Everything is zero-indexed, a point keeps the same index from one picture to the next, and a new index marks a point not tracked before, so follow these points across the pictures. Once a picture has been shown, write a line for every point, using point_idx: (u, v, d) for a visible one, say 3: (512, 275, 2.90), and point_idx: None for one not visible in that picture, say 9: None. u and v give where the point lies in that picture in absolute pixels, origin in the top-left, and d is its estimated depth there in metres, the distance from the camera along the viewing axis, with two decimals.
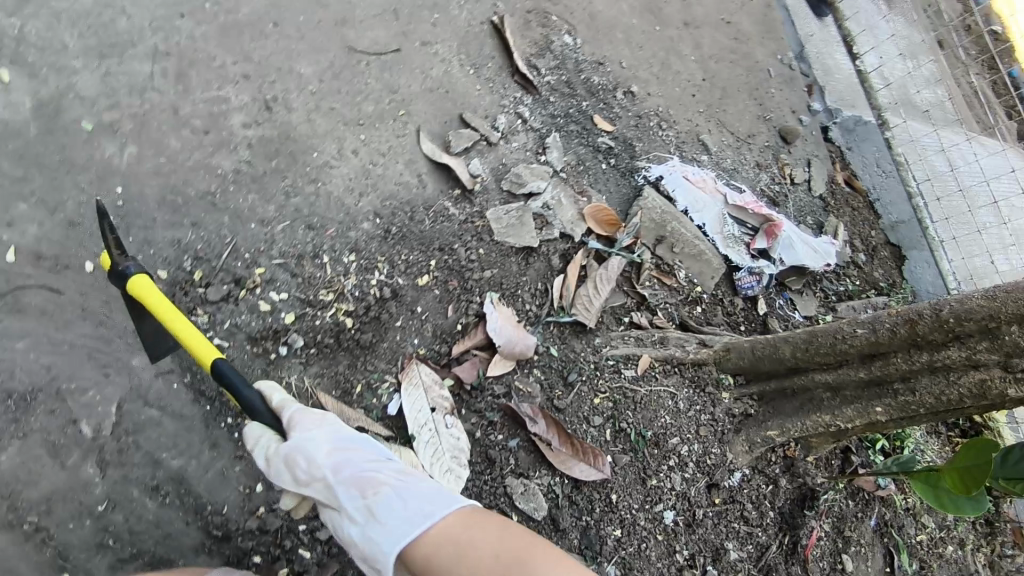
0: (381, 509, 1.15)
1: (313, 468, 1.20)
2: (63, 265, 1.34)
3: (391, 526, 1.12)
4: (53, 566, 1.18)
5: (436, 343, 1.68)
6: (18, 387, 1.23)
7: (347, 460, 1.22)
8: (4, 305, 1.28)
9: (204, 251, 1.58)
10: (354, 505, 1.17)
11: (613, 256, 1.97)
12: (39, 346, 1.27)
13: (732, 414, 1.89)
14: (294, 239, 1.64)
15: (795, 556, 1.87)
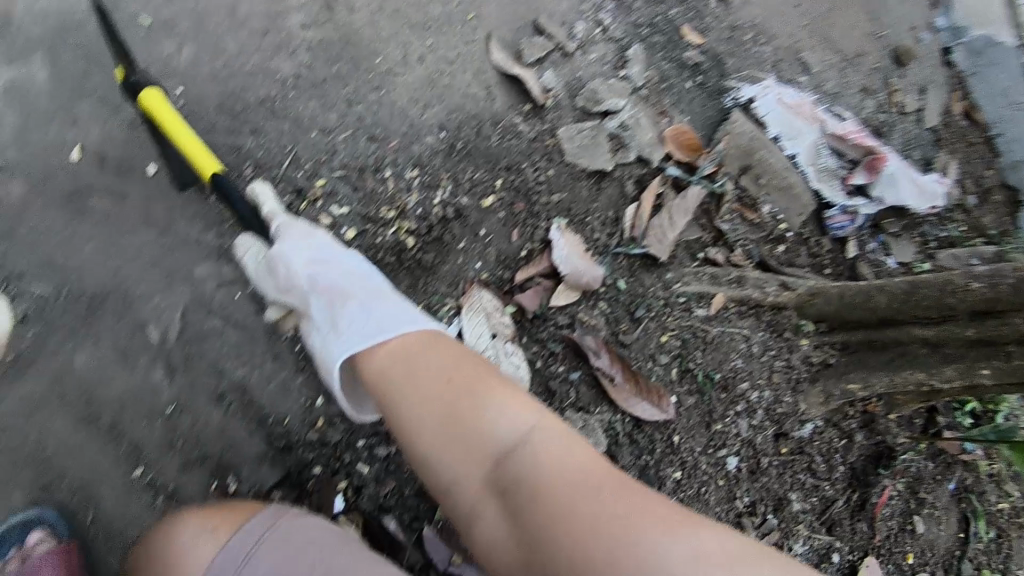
0: (344, 321, 1.16)
1: (293, 273, 1.22)
2: (126, 168, 1.31)
3: (349, 335, 1.14)
4: (128, 461, 1.20)
5: (499, 269, 1.60)
6: (87, 288, 1.24)
7: (326, 275, 1.23)
8: (70, 206, 1.27)
9: (264, 160, 1.52)
10: (319, 312, 1.20)
11: (692, 184, 1.83)
12: (106, 249, 1.27)
13: (810, 363, 1.77)
14: (355, 151, 1.57)
15: (862, 513, 1.78)
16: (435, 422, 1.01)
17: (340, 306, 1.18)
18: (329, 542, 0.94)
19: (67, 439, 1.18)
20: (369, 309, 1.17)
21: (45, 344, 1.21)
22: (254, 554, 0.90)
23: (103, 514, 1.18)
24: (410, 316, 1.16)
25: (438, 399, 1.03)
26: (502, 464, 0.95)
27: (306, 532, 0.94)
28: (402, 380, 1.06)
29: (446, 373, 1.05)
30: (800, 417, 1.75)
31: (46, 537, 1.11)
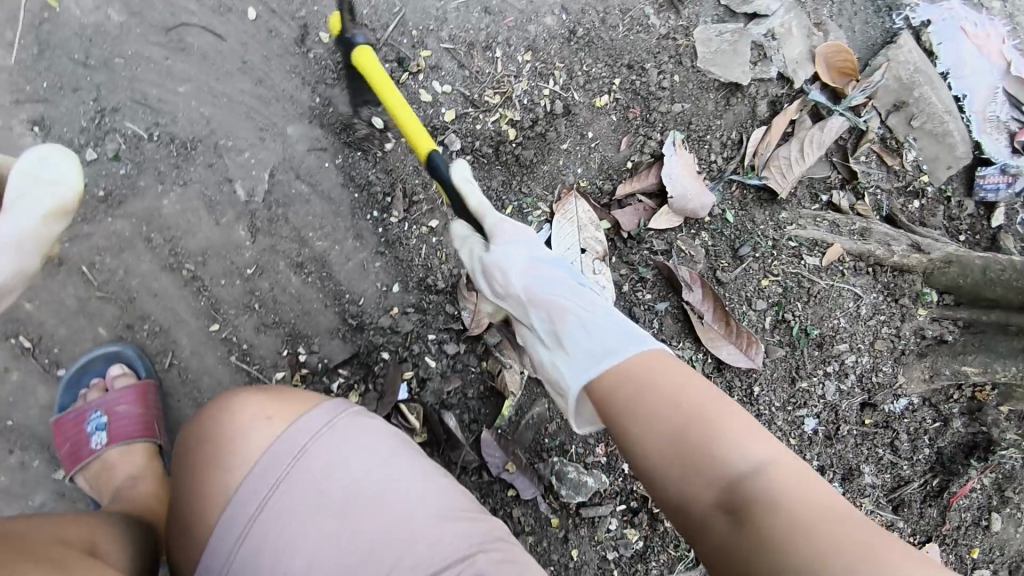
0: (567, 340, 0.98)
1: (509, 283, 1.09)
2: (226, 8, 1.22)
3: (579, 360, 0.95)
4: (206, 314, 1.18)
5: (600, 178, 1.46)
6: (179, 133, 1.19)
7: (546, 283, 1.07)
8: (168, 42, 1.20)
9: (370, 19, 1.39)
10: (543, 328, 1.04)
11: (834, 114, 1.60)
12: (201, 94, 1.21)
13: (920, 335, 1.59)
14: (467, 23, 1.42)
15: (937, 500, 1.61)
16: (659, 444, 0.80)
17: (560, 322, 1.01)
18: (387, 446, 0.85)
19: (152, 282, 1.17)
20: (589, 325, 0.98)
21: (135, 184, 1.18)
22: (310, 447, 0.81)
23: (180, 360, 1.18)
24: (634, 336, 0.94)
25: (661, 416, 0.81)
26: (739, 497, 0.73)
27: (366, 433, 0.85)
28: (624, 396, 0.85)
29: (671, 390, 0.83)
30: (895, 390, 1.58)
31: (126, 372, 1.12)
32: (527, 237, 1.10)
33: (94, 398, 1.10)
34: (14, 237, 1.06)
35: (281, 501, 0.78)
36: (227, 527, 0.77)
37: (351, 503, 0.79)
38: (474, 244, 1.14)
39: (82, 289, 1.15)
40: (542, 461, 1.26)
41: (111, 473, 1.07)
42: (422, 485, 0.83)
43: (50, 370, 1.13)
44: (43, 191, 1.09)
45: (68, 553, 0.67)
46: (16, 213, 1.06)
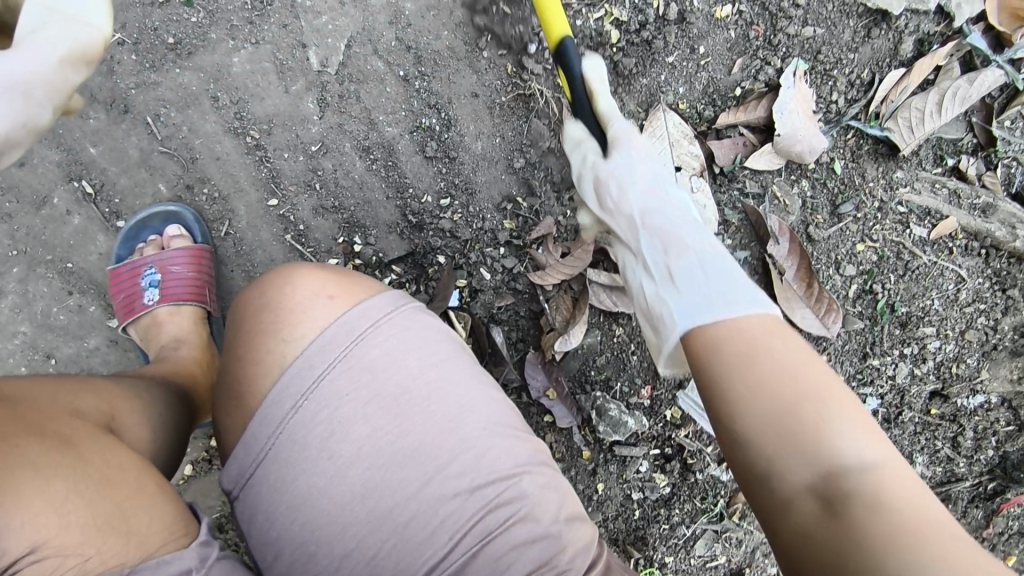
0: (678, 275, 0.86)
1: (625, 194, 1.00)
2: None
3: (697, 299, 0.81)
4: (265, 188, 1.11)
5: (701, 103, 1.29)
6: None
7: (664, 219, 0.95)
8: None
9: None
10: (653, 260, 0.92)
11: (991, 65, 1.37)
12: None
13: (1020, 333, 1.43)
14: None
15: (986, 503, 1.51)
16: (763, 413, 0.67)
17: (675, 258, 0.89)
18: (445, 346, 0.78)
19: (214, 145, 1.10)
20: (705, 266, 0.85)
21: (206, 36, 1.08)
22: (369, 334, 0.73)
23: (236, 231, 1.12)
24: (729, 275, 0.84)
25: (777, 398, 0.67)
26: (844, 492, 0.62)
27: (428, 331, 0.77)
28: (728, 356, 0.72)
29: (789, 358, 0.70)
30: (974, 384, 1.45)
31: (182, 234, 1.07)
32: (651, 155, 1.01)
33: (149, 254, 1.07)
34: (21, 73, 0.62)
35: (333, 386, 0.71)
36: (273, 405, 0.70)
37: (406, 400, 0.73)
38: (588, 150, 1.05)
39: (146, 140, 1.08)
40: (583, 394, 1.22)
41: (159, 329, 1.05)
42: (477, 394, 0.77)
43: (109, 220, 1.09)
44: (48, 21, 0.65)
45: (81, 427, 0.65)
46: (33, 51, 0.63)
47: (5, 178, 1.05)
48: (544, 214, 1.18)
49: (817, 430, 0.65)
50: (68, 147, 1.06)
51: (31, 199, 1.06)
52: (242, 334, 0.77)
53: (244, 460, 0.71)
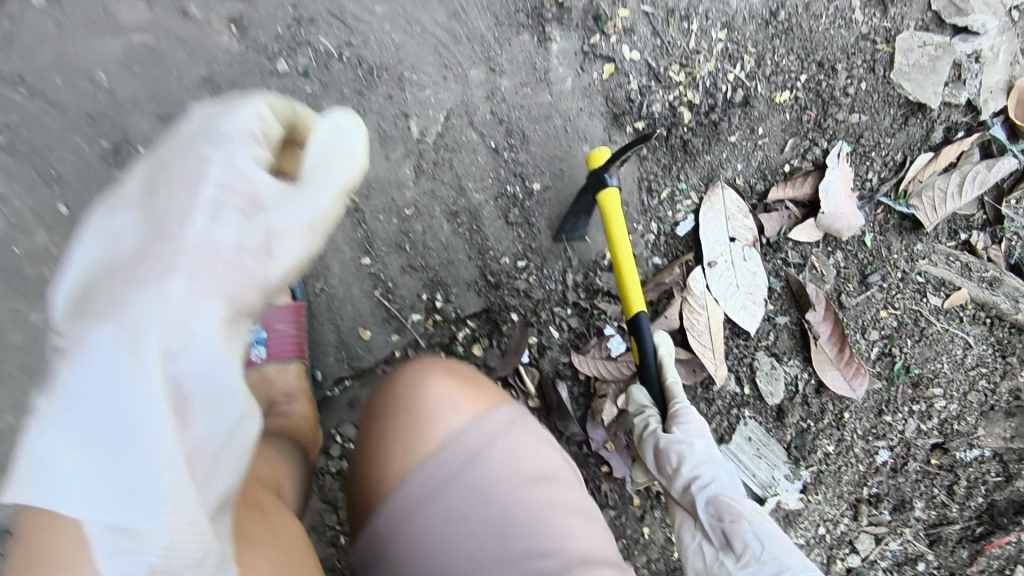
0: (741, 543, 1.08)
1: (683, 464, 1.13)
2: None
3: (764, 567, 1.06)
4: (360, 247, 1.16)
5: (755, 178, 1.37)
6: (368, 57, 1.09)
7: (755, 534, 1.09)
8: None
9: None
10: (710, 523, 1.11)
11: (1007, 153, 1.50)
12: (395, 18, 1.10)
13: (1014, 395, 1.60)
14: None
15: (972, 543, 1.67)
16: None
17: (733, 525, 1.09)
18: (562, 463, 0.85)
19: None
20: (766, 540, 1.09)
21: (317, 105, 1.09)
22: (494, 450, 0.79)
23: (329, 288, 1.16)
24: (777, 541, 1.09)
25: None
26: None
27: (547, 451, 0.83)
28: None
29: None
30: (971, 439, 1.62)
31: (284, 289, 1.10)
32: (707, 432, 1.16)
33: None
34: (310, 213, 0.60)
35: (455, 497, 0.76)
36: (399, 502, 0.76)
37: (518, 498, 0.78)
38: (650, 418, 1.18)
39: None
40: None
41: (266, 385, 1.06)
42: (583, 515, 0.83)
43: None
44: (326, 152, 0.62)
45: (267, 497, 0.74)
46: (319, 184, 0.60)
47: None
48: None
49: None
50: None
51: None
52: (375, 422, 0.83)
53: (366, 544, 0.77)
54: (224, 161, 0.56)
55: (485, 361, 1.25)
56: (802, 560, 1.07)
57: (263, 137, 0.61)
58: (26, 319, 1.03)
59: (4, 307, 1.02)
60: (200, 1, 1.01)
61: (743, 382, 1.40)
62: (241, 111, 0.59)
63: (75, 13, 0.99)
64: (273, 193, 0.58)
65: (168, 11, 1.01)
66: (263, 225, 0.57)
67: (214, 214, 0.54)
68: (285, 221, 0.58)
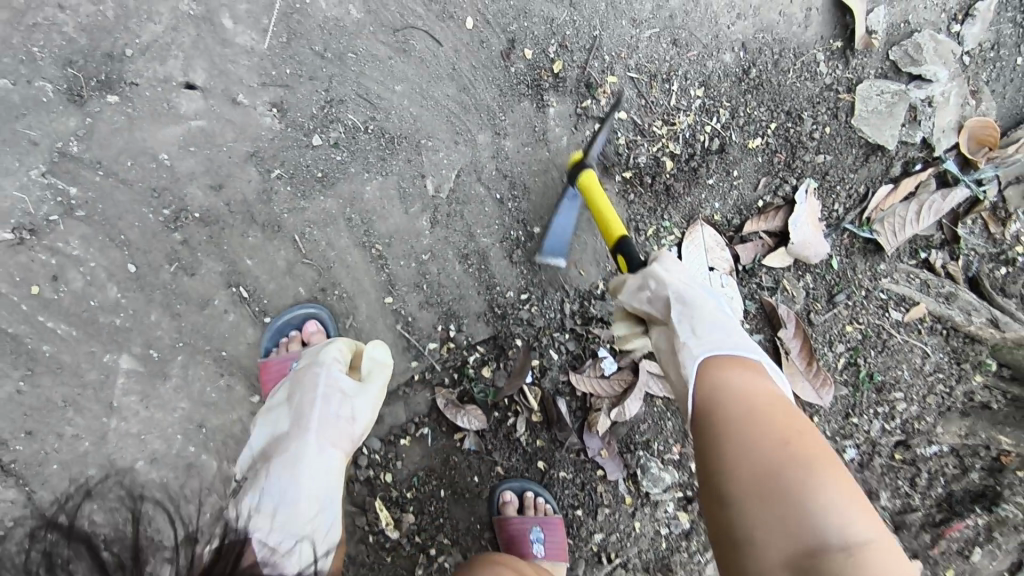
0: (705, 329, 1.13)
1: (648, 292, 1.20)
2: (448, 14, 1.30)
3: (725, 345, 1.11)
4: (383, 288, 1.32)
5: (731, 214, 1.55)
6: (391, 128, 1.28)
7: (714, 329, 1.13)
8: (393, 38, 1.27)
9: (571, 40, 1.38)
10: (679, 309, 1.15)
11: (960, 183, 1.67)
12: (413, 95, 1.29)
13: (969, 397, 1.78)
14: (656, 53, 1.44)
15: (934, 529, 1.81)
16: (741, 494, 0.92)
17: (699, 317, 1.14)
18: None
19: (346, 256, 1.28)
20: (725, 329, 1.14)
21: (347, 170, 1.26)
22: None
23: (357, 323, 1.33)
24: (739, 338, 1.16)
25: (752, 439, 0.95)
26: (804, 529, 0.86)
27: None
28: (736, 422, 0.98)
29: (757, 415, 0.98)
30: (930, 436, 1.79)
31: (320, 329, 1.26)
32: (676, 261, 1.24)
33: (293, 349, 1.23)
34: (374, 393, 1.20)
35: None
36: None
37: None
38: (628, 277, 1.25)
39: (292, 253, 1.26)
40: (629, 452, 1.49)
41: None
42: None
43: (258, 317, 1.26)
44: (379, 357, 1.23)
45: None
46: (376, 377, 1.21)
47: (177, 286, 1.21)
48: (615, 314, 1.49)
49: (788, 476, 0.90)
50: (229, 260, 1.23)
51: (194, 301, 1.22)
52: None
53: None
54: (324, 373, 1.16)
55: (493, 381, 1.42)
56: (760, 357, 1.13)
57: (340, 358, 1.21)
58: (101, 359, 1.19)
59: (83, 350, 1.18)
60: (247, 90, 1.21)
61: None
62: (328, 348, 1.20)
63: (143, 104, 1.17)
64: (352, 390, 1.18)
65: (220, 100, 1.20)
66: (350, 401, 1.17)
67: (326, 404, 1.15)
68: (357, 422, 1.17)
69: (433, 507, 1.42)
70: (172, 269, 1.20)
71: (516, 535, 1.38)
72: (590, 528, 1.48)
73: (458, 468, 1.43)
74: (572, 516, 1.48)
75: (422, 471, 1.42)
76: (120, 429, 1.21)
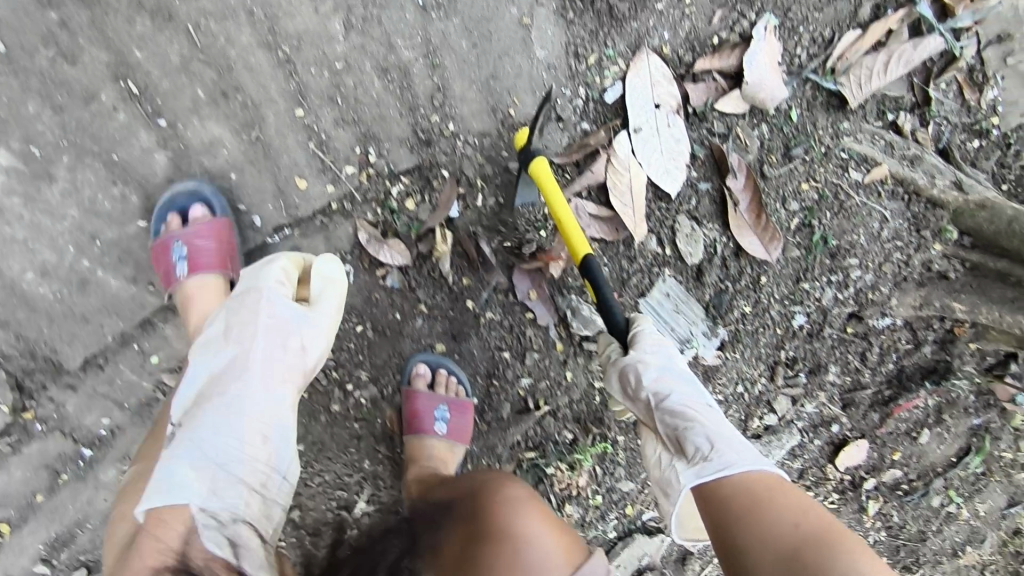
0: (691, 445, 1.15)
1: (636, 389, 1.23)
2: None
3: (706, 465, 1.11)
4: (293, 98, 1.24)
5: (683, 48, 1.44)
6: None
7: (703, 441, 1.14)
8: None
9: None
10: (667, 428, 1.19)
11: (933, 32, 1.58)
12: None
13: (926, 267, 1.69)
14: None
15: (882, 407, 1.79)
16: (755, 556, 0.98)
17: (686, 433, 1.17)
18: None
19: (248, 57, 1.21)
20: (713, 441, 1.14)
21: None
22: None
23: (264, 137, 1.25)
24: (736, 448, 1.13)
25: (759, 517, 1.01)
26: None
27: None
28: (743, 504, 1.04)
29: (777, 502, 1.03)
30: (883, 307, 1.70)
31: (204, 211, 1.21)
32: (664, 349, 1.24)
33: (173, 230, 1.20)
34: (323, 320, 1.21)
35: None
36: None
37: None
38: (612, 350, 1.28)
39: (186, 48, 1.18)
40: (561, 296, 1.44)
41: (193, 302, 1.21)
42: None
43: (152, 118, 1.19)
44: (328, 280, 1.23)
45: None
46: (324, 301, 1.21)
47: (56, 74, 1.14)
48: (549, 149, 1.41)
49: (812, 547, 0.95)
50: (115, 49, 1.16)
51: (79, 94, 1.16)
52: None
53: None
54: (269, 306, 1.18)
55: (417, 215, 1.35)
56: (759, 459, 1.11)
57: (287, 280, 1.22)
58: None
59: None
60: None
61: (665, 242, 1.51)
62: (274, 267, 1.20)
63: None
64: (302, 320, 1.20)
65: None
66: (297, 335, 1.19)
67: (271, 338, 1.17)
68: (311, 348, 1.20)
69: (352, 344, 1.38)
70: (49, 54, 1.13)
71: (421, 408, 1.36)
72: (517, 372, 1.46)
73: (380, 306, 1.37)
74: (498, 359, 1.44)
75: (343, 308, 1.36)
76: (3, 234, 1.18)
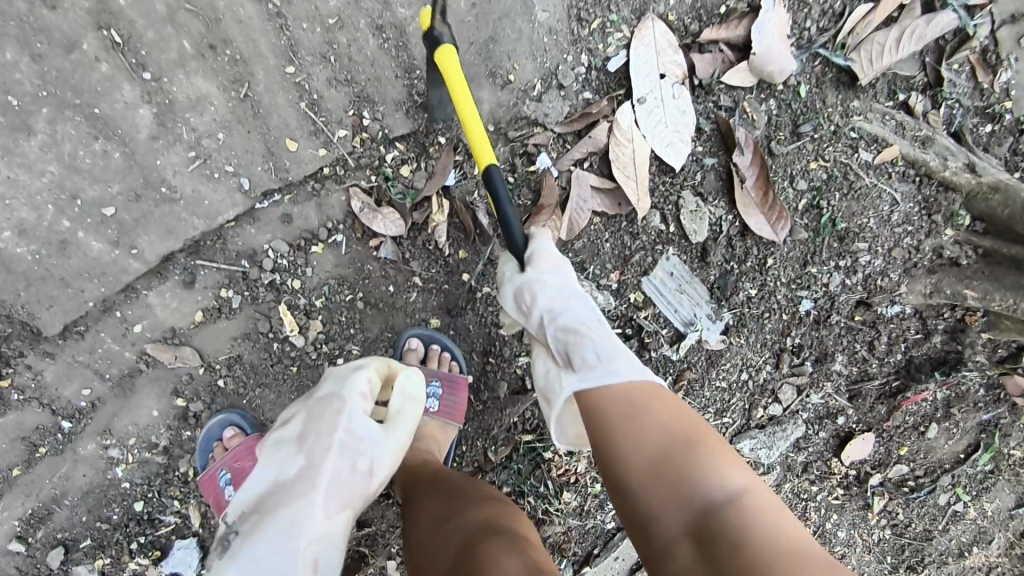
0: (577, 358, 1.07)
1: (534, 309, 1.16)
2: None
3: (591, 373, 1.04)
4: (283, 55, 1.19)
5: (690, 16, 1.41)
6: None
7: (588, 352, 1.07)
8: None
9: None
10: (557, 343, 1.12)
11: (947, 7, 1.53)
12: None
13: (937, 254, 1.61)
14: None
15: (889, 399, 1.72)
16: (642, 486, 0.89)
17: (573, 343, 1.10)
18: None
19: (237, 9, 1.16)
20: (600, 351, 1.07)
21: None
22: None
23: (254, 95, 1.20)
24: (622, 358, 1.06)
25: (629, 426, 0.94)
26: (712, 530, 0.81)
27: None
28: (612, 413, 0.97)
29: (643, 413, 0.96)
30: (893, 295, 1.62)
31: (236, 432, 1.27)
32: (561, 269, 1.18)
33: (218, 459, 1.25)
34: (397, 441, 1.15)
35: None
36: None
37: None
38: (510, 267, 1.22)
39: None
40: None
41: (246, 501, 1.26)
42: None
43: (135, 71, 1.14)
44: (408, 397, 1.18)
45: None
46: (402, 423, 1.16)
47: (34, 19, 1.08)
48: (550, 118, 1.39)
49: (684, 465, 0.88)
50: None
51: (59, 42, 1.10)
52: None
53: None
54: (346, 416, 1.12)
55: (412, 182, 1.30)
56: (640, 366, 1.04)
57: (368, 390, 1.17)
58: None
59: None
60: None
61: (669, 218, 1.48)
62: (357, 377, 1.16)
63: None
64: (371, 435, 1.14)
65: None
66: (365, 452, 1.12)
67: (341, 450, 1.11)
68: (376, 467, 1.13)
69: (342, 317, 1.32)
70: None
71: None
72: (514, 350, 1.39)
73: (372, 278, 1.32)
74: (494, 336, 1.38)
75: (333, 279, 1.30)
76: None
